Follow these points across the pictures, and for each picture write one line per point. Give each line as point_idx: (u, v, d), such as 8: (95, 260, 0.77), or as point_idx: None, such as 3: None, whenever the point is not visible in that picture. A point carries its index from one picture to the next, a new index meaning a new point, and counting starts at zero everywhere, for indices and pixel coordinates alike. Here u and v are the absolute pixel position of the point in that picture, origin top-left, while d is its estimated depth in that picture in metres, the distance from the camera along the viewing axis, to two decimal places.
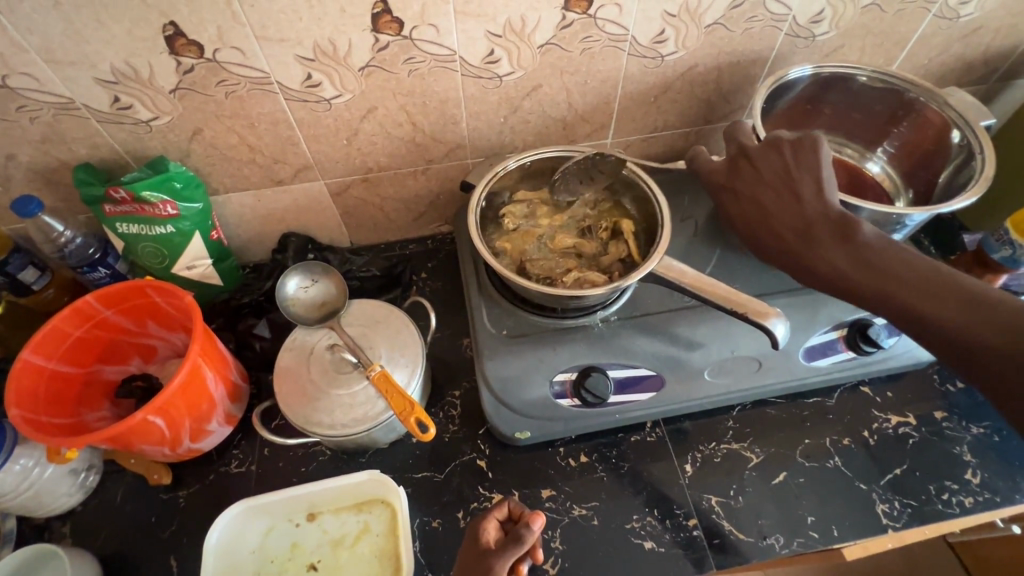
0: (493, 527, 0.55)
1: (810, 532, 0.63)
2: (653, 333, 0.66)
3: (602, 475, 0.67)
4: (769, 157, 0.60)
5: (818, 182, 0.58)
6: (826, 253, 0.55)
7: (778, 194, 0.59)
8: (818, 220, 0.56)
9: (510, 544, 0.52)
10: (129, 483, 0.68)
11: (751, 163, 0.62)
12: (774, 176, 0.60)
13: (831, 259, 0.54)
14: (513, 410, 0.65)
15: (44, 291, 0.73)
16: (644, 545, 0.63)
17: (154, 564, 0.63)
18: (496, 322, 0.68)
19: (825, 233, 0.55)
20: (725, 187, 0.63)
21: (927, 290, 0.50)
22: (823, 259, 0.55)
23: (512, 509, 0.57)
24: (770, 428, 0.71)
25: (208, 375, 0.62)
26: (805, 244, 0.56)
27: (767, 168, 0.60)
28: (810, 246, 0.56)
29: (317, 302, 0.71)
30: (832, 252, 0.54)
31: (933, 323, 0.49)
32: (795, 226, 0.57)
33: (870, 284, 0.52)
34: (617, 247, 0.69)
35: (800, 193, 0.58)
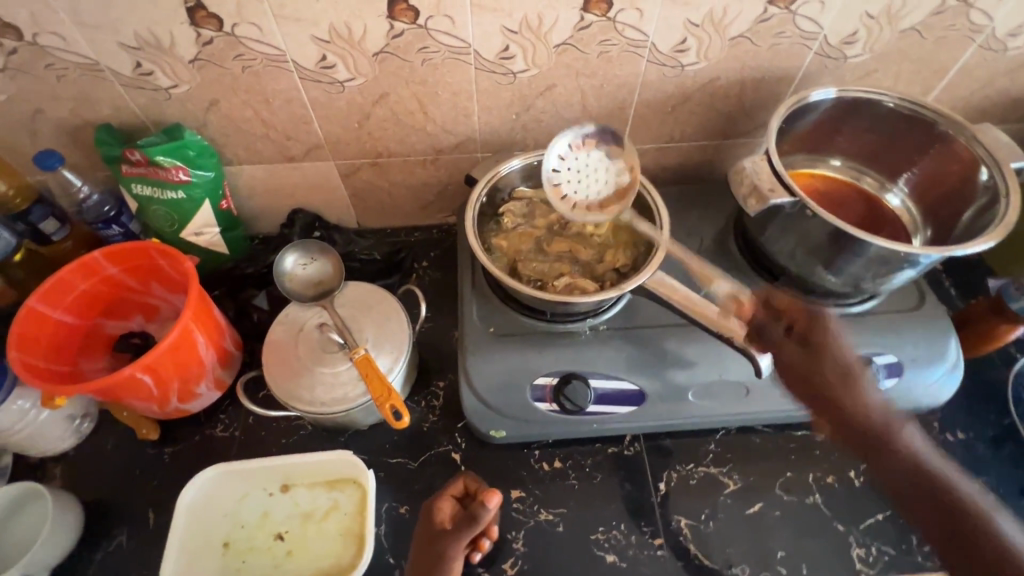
0: (448, 505, 0.58)
1: (778, 567, 0.62)
2: (639, 347, 0.65)
3: (573, 482, 0.67)
4: (847, 393, 0.54)
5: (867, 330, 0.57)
6: (853, 409, 0.53)
7: (846, 425, 0.53)
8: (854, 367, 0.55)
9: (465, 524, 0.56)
10: (120, 434, 0.71)
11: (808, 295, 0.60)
12: (832, 408, 0.54)
13: (857, 414, 0.53)
14: (490, 407, 0.65)
15: (63, 243, 0.77)
16: (606, 558, 0.62)
17: (133, 514, 0.65)
18: (484, 319, 0.68)
19: (854, 385, 0.54)
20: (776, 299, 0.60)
21: (949, 476, 0.47)
22: (845, 409, 0.53)
23: (467, 486, 0.60)
24: (752, 457, 0.69)
25: (199, 340, 0.64)
26: (834, 388, 0.54)
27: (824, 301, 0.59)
28: (838, 392, 0.54)
29: (314, 280, 0.71)
30: (856, 409, 0.53)
31: (966, 511, 0.44)
32: (831, 370, 0.55)
33: (895, 451, 0.49)
34: (614, 255, 0.67)
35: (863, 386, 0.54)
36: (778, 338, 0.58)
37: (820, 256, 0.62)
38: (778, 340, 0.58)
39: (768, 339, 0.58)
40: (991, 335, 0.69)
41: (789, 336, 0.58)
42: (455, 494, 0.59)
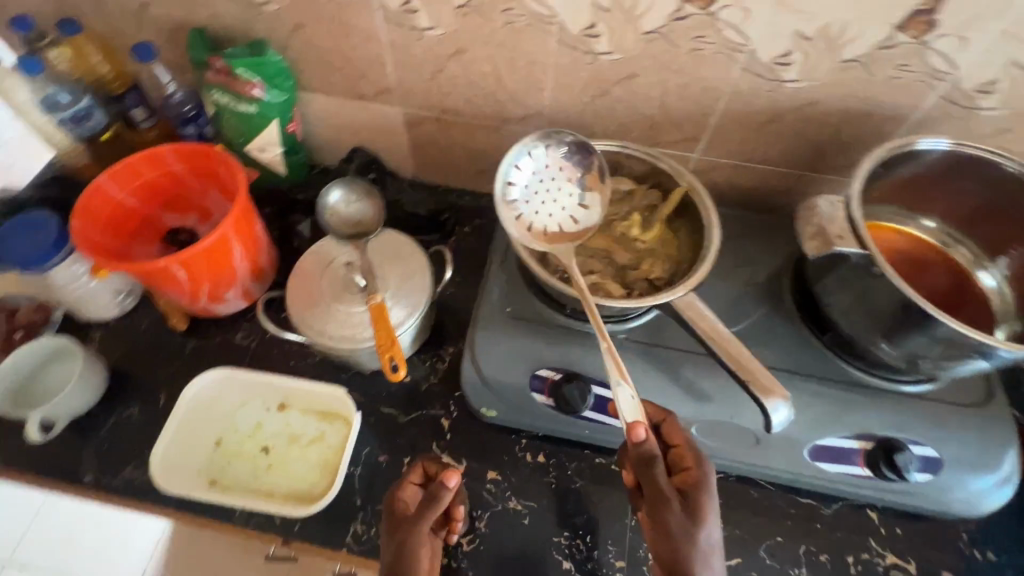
0: (410, 490, 0.58)
1: None
2: (652, 366, 0.62)
3: (551, 481, 0.66)
4: (686, 529, 0.51)
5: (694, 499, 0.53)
6: (672, 564, 0.51)
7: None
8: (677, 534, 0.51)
9: (428, 507, 0.54)
10: (154, 318, 0.76)
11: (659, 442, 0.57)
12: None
13: None
14: (487, 384, 0.65)
15: (149, 131, 0.82)
16: (562, 563, 0.61)
17: (148, 392, 0.71)
18: (505, 297, 0.67)
19: (674, 546, 0.51)
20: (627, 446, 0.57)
21: None
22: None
23: (427, 469, 0.59)
24: (743, 510, 0.64)
25: (234, 250, 0.67)
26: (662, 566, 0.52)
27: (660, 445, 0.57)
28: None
29: (352, 219, 0.72)
30: (666, 551, 0.51)
31: None
32: (660, 559, 0.52)
33: None
34: (653, 265, 0.64)
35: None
36: (661, 478, 0.52)
37: (878, 321, 0.56)
38: (661, 482, 0.52)
39: (654, 479, 0.52)
40: None
41: (674, 498, 0.52)
42: (417, 477, 0.59)
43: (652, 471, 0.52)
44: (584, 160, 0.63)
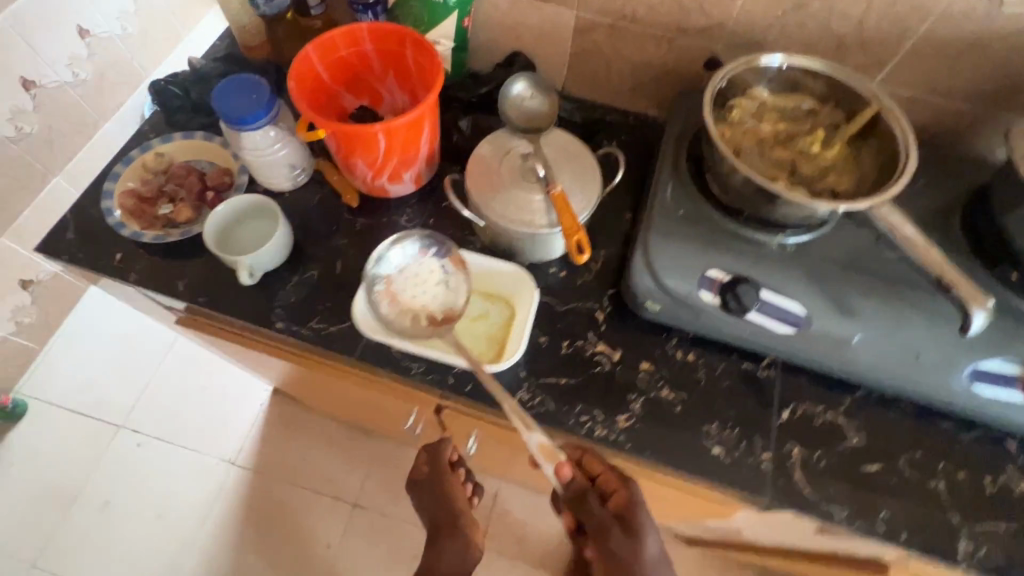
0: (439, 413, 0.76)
1: (874, 522, 0.62)
2: (816, 281, 0.66)
3: (701, 378, 0.70)
4: (629, 549, 0.60)
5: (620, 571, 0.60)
6: (618, 547, 0.60)
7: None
8: (619, 546, 0.60)
9: (435, 447, 0.81)
10: (325, 194, 0.81)
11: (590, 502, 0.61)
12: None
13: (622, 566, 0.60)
14: (655, 281, 0.68)
15: (314, 20, 0.85)
16: (712, 448, 0.66)
17: (325, 259, 0.76)
18: (676, 200, 0.70)
19: (616, 533, 0.60)
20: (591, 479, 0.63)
21: None
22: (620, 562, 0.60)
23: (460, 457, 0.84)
24: (884, 425, 0.68)
25: (425, 129, 0.70)
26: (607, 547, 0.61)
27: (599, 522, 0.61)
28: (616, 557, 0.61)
29: (528, 114, 0.75)
30: (617, 543, 0.60)
31: None
32: (609, 547, 0.61)
33: None
34: (836, 178, 0.65)
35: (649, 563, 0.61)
36: (599, 512, 0.61)
37: None
38: (600, 514, 0.61)
39: (593, 510, 0.61)
40: None
41: (614, 523, 0.61)
42: (423, 455, 0.83)
43: (590, 502, 0.61)
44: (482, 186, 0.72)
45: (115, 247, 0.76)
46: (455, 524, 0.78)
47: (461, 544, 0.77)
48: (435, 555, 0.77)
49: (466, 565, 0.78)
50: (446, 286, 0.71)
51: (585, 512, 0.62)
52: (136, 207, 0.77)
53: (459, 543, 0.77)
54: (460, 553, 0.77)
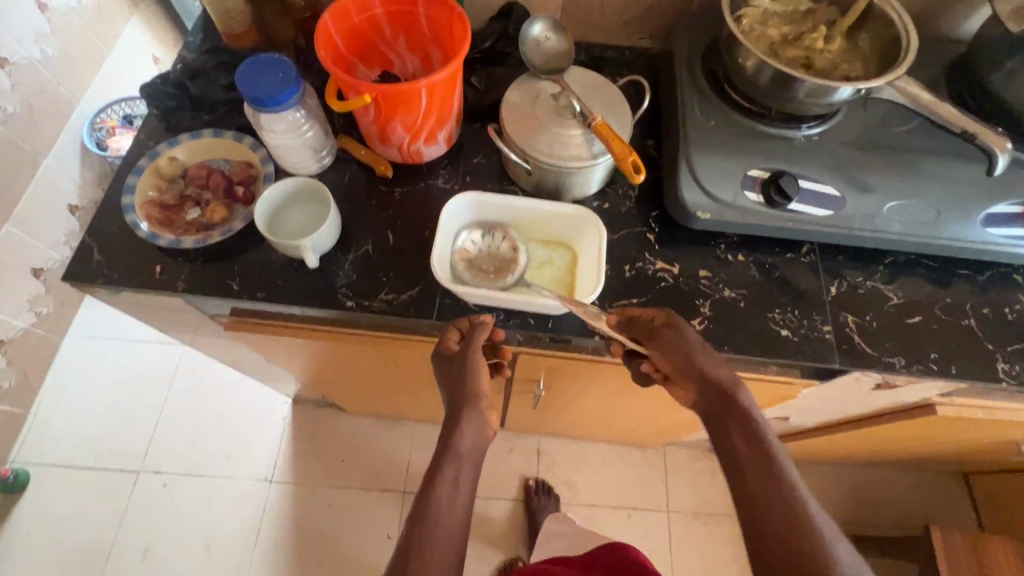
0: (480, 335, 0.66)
1: (928, 362, 0.71)
2: (840, 165, 0.73)
3: (754, 273, 0.76)
4: (678, 344, 0.62)
5: (692, 373, 0.62)
6: (672, 345, 0.63)
7: (701, 389, 0.62)
8: (681, 348, 0.62)
9: (476, 327, 0.67)
10: (355, 171, 0.80)
11: (638, 322, 0.66)
12: (687, 373, 0.62)
13: (692, 372, 0.62)
14: (703, 191, 0.72)
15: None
16: (780, 331, 0.72)
17: (375, 233, 0.76)
18: (705, 114, 0.76)
19: (668, 334, 0.63)
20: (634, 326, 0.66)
21: (751, 483, 0.54)
22: (686, 368, 0.62)
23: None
24: (914, 282, 0.76)
25: (459, 83, 0.71)
26: (663, 352, 0.63)
27: (664, 340, 0.63)
28: (680, 361, 0.62)
29: (548, 54, 0.77)
30: (670, 340, 0.63)
31: (756, 524, 0.52)
32: (670, 357, 0.63)
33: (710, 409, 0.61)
34: (849, 66, 0.71)
35: (704, 360, 0.62)
36: (645, 322, 0.65)
37: None
38: (647, 324, 0.65)
39: (640, 325, 0.65)
40: None
41: (660, 326, 0.64)
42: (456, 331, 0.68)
43: (635, 322, 0.66)
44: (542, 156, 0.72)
45: (154, 260, 0.73)
46: (478, 399, 0.62)
47: (481, 417, 0.61)
48: (451, 428, 0.61)
49: (484, 445, 0.62)
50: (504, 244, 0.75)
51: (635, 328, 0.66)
52: (163, 216, 0.73)
53: (477, 420, 0.61)
54: (477, 434, 0.61)
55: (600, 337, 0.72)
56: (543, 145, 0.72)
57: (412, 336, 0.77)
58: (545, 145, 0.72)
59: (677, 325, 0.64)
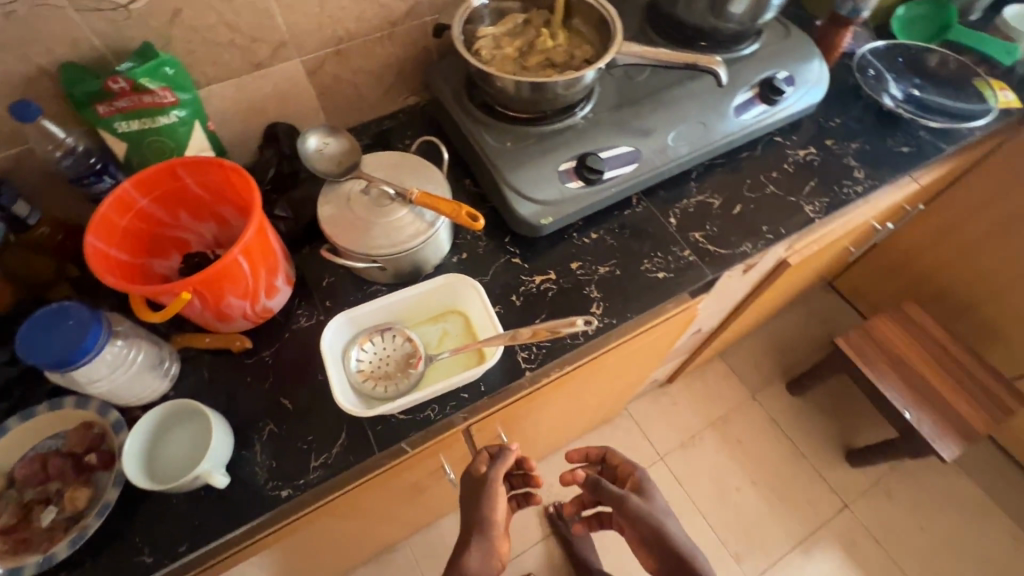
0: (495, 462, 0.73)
1: (766, 234, 0.84)
2: (621, 125, 0.83)
3: (612, 242, 0.83)
4: (646, 509, 0.71)
5: (648, 522, 0.70)
6: (636, 509, 0.71)
7: (664, 556, 0.68)
8: (634, 504, 0.71)
9: (498, 456, 0.73)
10: (210, 362, 0.73)
11: (603, 489, 0.75)
12: (651, 541, 0.69)
13: (649, 523, 0.70)
14: (535, 201, 0.78)
15: (39, 227, 0.74)
16: (658, 276, 0.80)
17: (269, 408, 0.70)
18: (498, 138, 0.81)
19: (632, 502, 0.72)
20: (598, 489, 0.75)
21: None
22: (643, 519, 0.70)
23: (570, 455, 0.90)
24: (720, 181, 0.90)
25: (270, 229, 0.68)
26: (625, 509, 0.72)
27: (628, 502, 0.72)
28: (632, 504, 0.71)
29: (335, 157, 0.77)
30: (632, 503, 0.71)
31: None
32: (635, 513, 0.71)
33: (661, 555, 0.68)
34: (582, 50, 0.82)
35: (669, 526, 0.70)
36: (608, 490, 0.75)
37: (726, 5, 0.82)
38: (610, 493, 0.74)
39: (605, 492, 0.75)
40: (838, 43, 0.96)
41: (628, 494, 0.73)
42: (485, 454, 0.75)
43: (602, 488, 0.75)
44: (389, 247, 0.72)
45: None
46: (488, 530, 0.66)
47: (488, 544, 0.64)
48: (458, 556, 0.64)
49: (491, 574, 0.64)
50: (400, 342, 0.72)
51: (601, 494, 0.75)
52: (14, 542, 0.60)
53: (483, 545, 0.64)
54: (481, 560, 0.63)
55: (529, 369, 0.73)
56: (382, 238, 0.72)
57: (364, 479, 0.71)
58: (384, 236, 0.72)
59: (644, 489, 0.79)
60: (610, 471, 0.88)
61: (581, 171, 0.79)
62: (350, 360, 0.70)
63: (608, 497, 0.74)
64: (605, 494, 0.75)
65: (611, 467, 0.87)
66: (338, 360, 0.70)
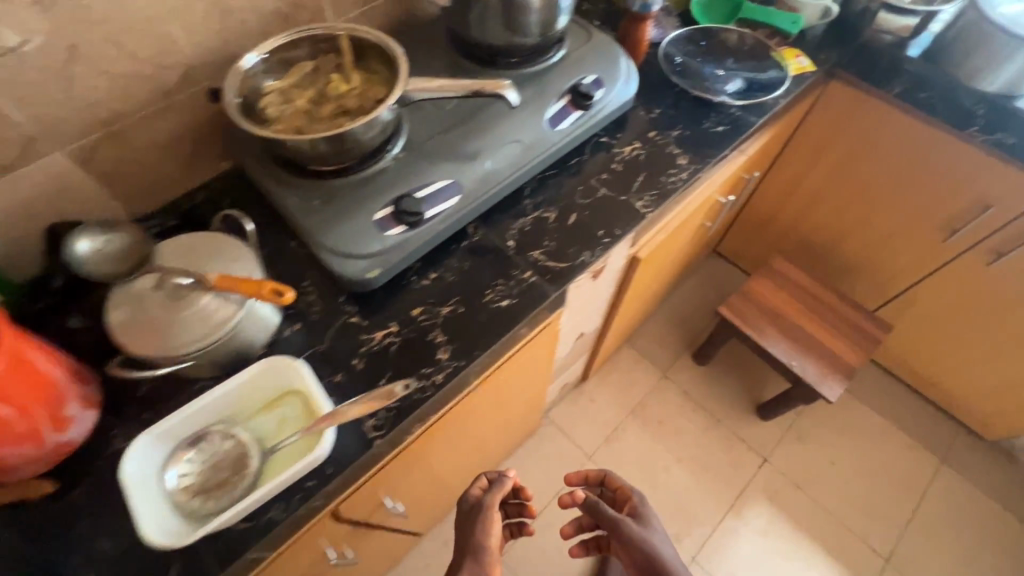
0: (477, 489, 0.86)
1: (602, 238, 0.84)
2: (435, 158, 0.81)
3: (452, 278, 0.80)
4: (642, 530, 0.80)
5: (647, 543, 0.78)
6: (632, 532, 0.80)
7: None
8: (628, 529, 0.80)
9: (496, 482, 0.86)
10: (7, 518, 0.63)
11: (600, 513, 0.83)
12: (642, 564, 0.77)
13: (638, 546, 0.78)
14: (354, 256, 0.73)
15: None
16: (502, 304, 0.78)
17: (85, 554, 0.61)
18: (306, 197, 0.75)
19: (625, 527, 0.80)
20: (596, 514, 0.84)
21: None
22: (640, 541, 0.78)
23: (570, 477, 0.96)
24: (553, 193, 0.90)
25: (39, 357, 0.60)
26: (622, 529, 0.80)
27: (624, 525, 0.80)
28: (629, 529, 0.80)
29: (118, 254, 0.69)
30: (626, 526, 0.80)
31: None
32: (635, 536, 0.79)
33: None
34: (375, 91, 0.77)
35: (657, 547, 0.78)
36: (605, 513, 0.83)
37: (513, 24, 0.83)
38: (607, 515, 0.83)
39: (603, 514, 0.83)
40: (640, 37, 0.98)
41: (622, 518, 0.81)
42: (484, 481, 0.87)
43: (597, 509, 0.84)
44: (195, 341, 0.65)
45: None
46: (479, 552, 0.75)
47: (480, 565, 0.74)
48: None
49: None
50: (229, 444, 0.65)
51: (597, 515, 0.84)
52: None
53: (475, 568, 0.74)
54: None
55: (378, 435, 0.68)
56: (184, 333, 0.65)
57: None
58: (187, 330, 0.65)
59: (637, 510, 0.87)
60: (609, 493, 0.94)
61: (399, 216, 0.75)
62: (171, 479, 0.62)
63: (604, 519, 0.83)
64: (601, 515, 0.83)
65: (611, 490, 0.93)
66: (156, 483, 0.62)
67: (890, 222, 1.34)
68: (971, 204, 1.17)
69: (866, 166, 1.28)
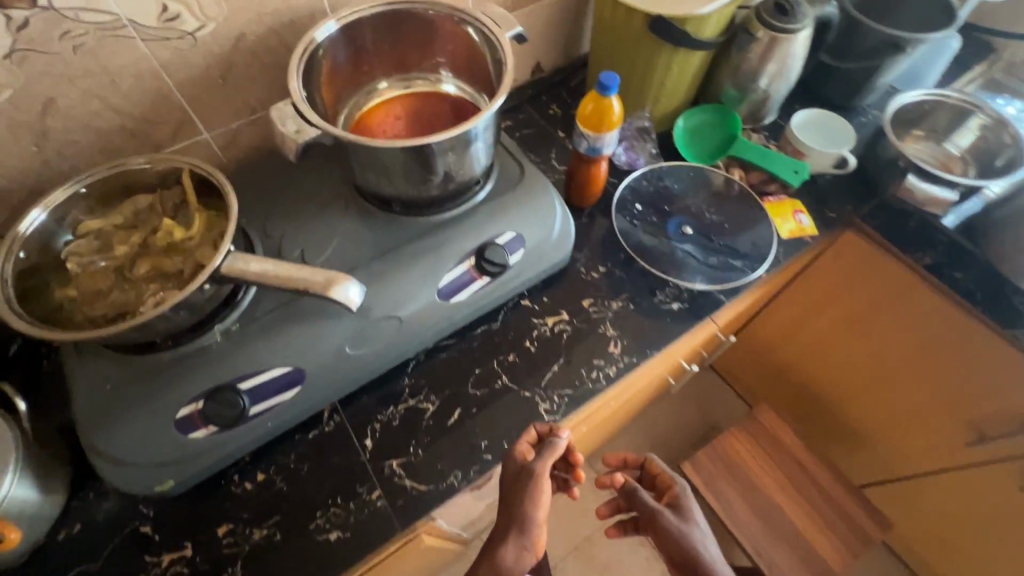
0: (524, 445, 0.63)
1: (482, 454, 0.66)
2: (269, 338, 0.61)
3: (280, 486, 0.64)
4: (677, 536, 0.62)
5: (688, 555, 0.60)
6: (669, 527, 0.63)
7: None
8: (664, 517, 0.64)
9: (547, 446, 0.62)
10: None
11: (641, 499, 0.67)
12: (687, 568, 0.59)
13: (676, 533, 0.62)
14: (136, 465, 0.58)
15: None
16: (328, 538, 0.61)
17: None
18: (98, 377, 0.59)
19: (667, 516, 0.64)
20: (635, 496, 0.67)
21: None
22: (676, 538, 0.62)
23: (607, 457, 0.78)
24: (442, 374, 0.72)
25: None
26: (660, 526, 0.63)
27: (665, 531, 0.63)
28: (660, 518, 0.63)
29: None
30: (666, 519, 0.63)
31: None
32: (676, 533, 0.62)
33: None
34: (203, 249, 0.61)
35: (710, 549, 0.61)
36: (648, 500, 0.66)
37: (411, 173, 0.63)
38: (647, 505, 0.66)
39: (643, 503, 0.66)
40: (591, 176, 0.79)
41: (661, 510, 0.64)
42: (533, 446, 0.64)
43: (638, 497, 0.67)
44: None
45: None
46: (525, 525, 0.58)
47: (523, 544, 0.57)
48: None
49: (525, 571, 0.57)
50: None
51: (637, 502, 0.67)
52: None
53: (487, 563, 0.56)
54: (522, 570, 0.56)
55: None
56: None
57: None
58: None
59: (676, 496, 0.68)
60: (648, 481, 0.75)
61: (207, 416, 0.59)
62: None
63: (643, 505, 0.66)
64: (642, 501, 0.66)
65: (650, 476, 0.74)
66: None
67: (897, 402, 1.08)
68: (1004, 416, 0.92)
69: (873, 337, 1.03)
